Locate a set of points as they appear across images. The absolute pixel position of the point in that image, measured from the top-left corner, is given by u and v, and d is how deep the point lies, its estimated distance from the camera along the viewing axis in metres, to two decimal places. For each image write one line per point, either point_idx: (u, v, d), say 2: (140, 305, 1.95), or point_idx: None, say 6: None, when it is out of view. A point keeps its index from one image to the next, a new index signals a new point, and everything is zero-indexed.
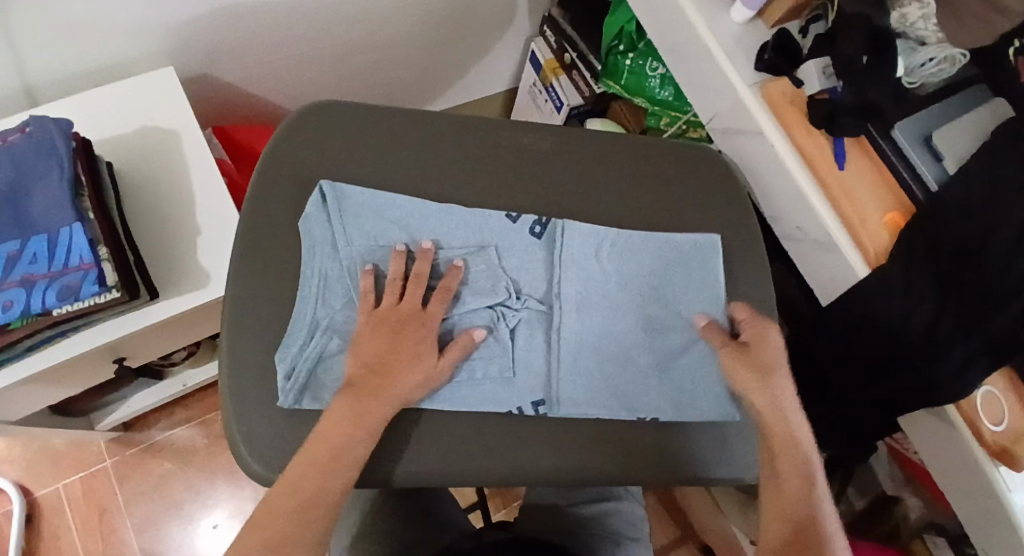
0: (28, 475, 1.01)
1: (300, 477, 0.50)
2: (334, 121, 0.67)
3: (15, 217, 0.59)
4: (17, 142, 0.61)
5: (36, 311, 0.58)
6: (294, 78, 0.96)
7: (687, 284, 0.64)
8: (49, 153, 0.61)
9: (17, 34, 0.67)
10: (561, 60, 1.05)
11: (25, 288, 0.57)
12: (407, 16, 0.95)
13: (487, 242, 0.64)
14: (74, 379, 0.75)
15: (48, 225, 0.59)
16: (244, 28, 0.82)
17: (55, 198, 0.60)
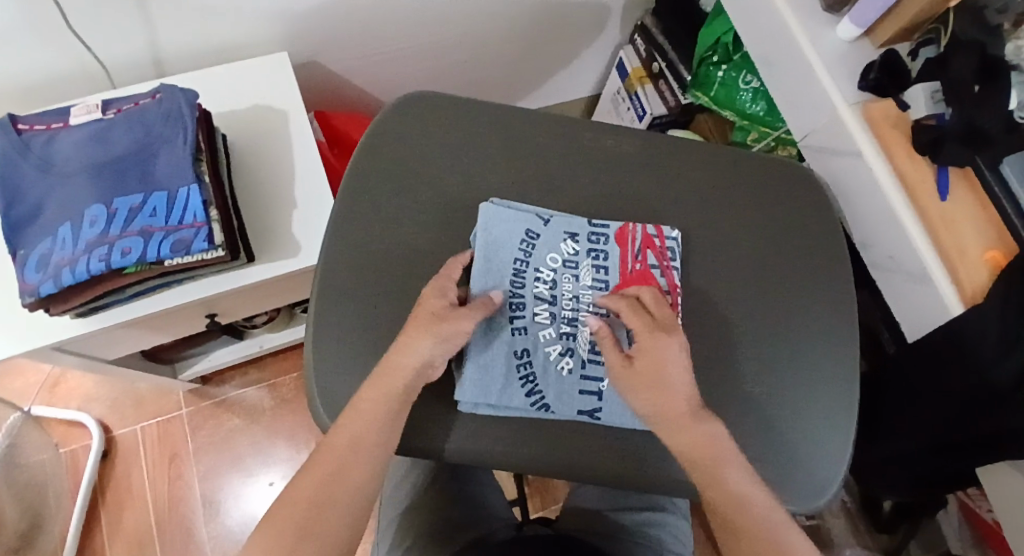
0: (112, 413, 1.08)
1: (324, 475, 0.51)
2: (434, 110, 0.70)
3: (140, 174, 0.64)
4: (149, 107, 0.66)
5: (146, 260, 0.62)
6: (390, 71, 1.00)
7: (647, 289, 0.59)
8: (175, 119, 0.66)
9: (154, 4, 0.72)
10: (649, 68, 1.06)
11: (140, 238, 0.62)
12: (505, 17, 0.97)
13: (567, 247, 0.64)
14: (168, 327, 0.80)
15: (166, 184, 0.64)
16: (350, 22, 0.86)
17: (177, 161, 0.64)
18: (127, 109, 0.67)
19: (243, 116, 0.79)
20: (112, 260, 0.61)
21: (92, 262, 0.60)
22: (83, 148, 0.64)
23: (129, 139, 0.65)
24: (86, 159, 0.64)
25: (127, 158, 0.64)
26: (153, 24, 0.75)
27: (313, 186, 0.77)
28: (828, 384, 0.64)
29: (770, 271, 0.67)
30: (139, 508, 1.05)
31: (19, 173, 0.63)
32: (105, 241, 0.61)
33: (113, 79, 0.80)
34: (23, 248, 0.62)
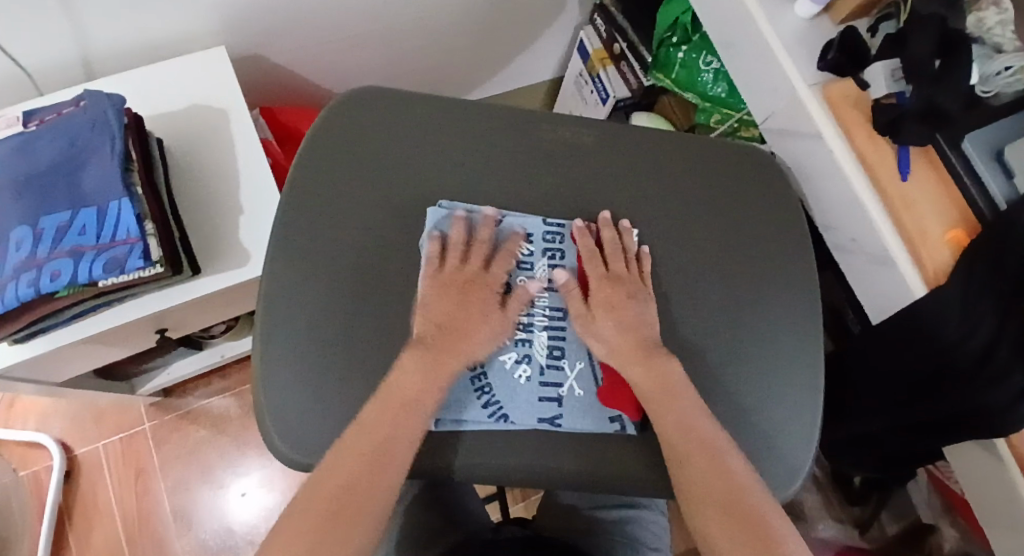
0: (73, 431, 1.04)
1: (339, 468, 0.51)
2: (378, 106, 0.66)
3: (66, 189, 0.60)
4: (72, 116, 0.63)
5: (80, 281, 0.59)
6: (339, 63, 0.96)
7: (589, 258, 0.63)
8: (100, 128, 0.62)
9: (74, 5, 0.68)
10: (610, 50, 1.03)
11: (72, 258, 0.58)
12: (455, 2, 0.94)
13: (521, 248, 0.63)
14: (116, 345, 0.77)
15: (94, 199, 0.60)
16: (290, 12, 0.82)
17: (105, 174, 0.61)
18: (51, 120, 0.63)
19: (183, 119, 0.75)
20: (42, 284, 0.57)
21: (23, 288, 0.57)
22: (3, 165, 0.60)
23: (52, 153, 0.61)
24: (7, 176, 0.60)
25: (52, 174, 0.60)
26: (76, 24, 0.70)
27: (260, 192, 0.73)
28: (794, 376, 0.63)
29: (734, 261, 0.66)
30: (108, 527, 1.02)
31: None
32: (32, 265, 0.58)
33: (40, 86, 0.76)
34: None
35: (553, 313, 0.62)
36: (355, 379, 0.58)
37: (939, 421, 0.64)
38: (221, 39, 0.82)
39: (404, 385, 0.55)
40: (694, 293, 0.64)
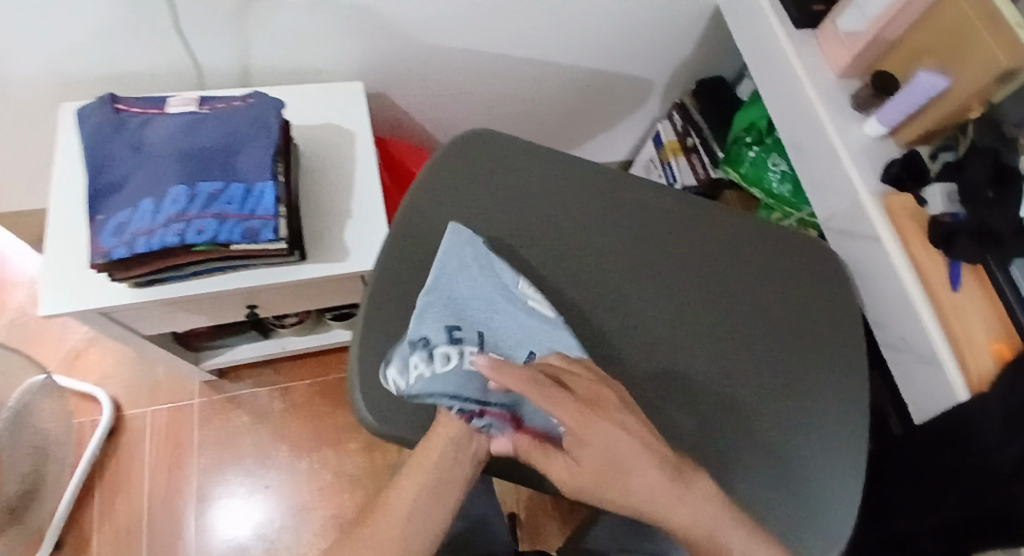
0: (128, 395, 1.11)
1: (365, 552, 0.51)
2: (487, 151, 0.77)
3: (222, 166, 0.69)
4: (239, 108, 0.73)
5: (217, 241, 0.66)
6: (449, 114, 1.08)
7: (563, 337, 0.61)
8: (261, 123, 0.72)
9: (252, 21, 0.80)
10: (682, 142, 1.13)
11: (215, 222, 0.66)
12: (556, 77, 1.06)
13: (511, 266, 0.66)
14: (209, 313, 0.85)
15: (244, 177, 0.69)
16: (420, 59, 0.95)
17: (258, 160, 0.70)
18: (220, 109, 0.73)
19: (316, 129, 0.86)
20: (187, 236, 0.65)
21: (169, 236, 0.65)
22: (172, 135, 0.69)
23: (217, 133, 0.70)
24: (174, 144, 0.68)
25: (214, 150, 0.69)
26: (250, 37, 0.83)
27: (370, 200, 0.82)
28: (838, 444, 0.66)
29: (789, 331, 0.71)
30: (136, 491, 1.07)
31: (109, 147, 0.68)
32: (180, 221, 0.65)
33: (203, 82, 0.88)
34: (104, 214, 0.66)
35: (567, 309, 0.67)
36: None
37: (968, 524, 0.67)
38: (357, 71, 0.94)
39: (400, 501, 0.53)
40: (748, 355, 0.69)
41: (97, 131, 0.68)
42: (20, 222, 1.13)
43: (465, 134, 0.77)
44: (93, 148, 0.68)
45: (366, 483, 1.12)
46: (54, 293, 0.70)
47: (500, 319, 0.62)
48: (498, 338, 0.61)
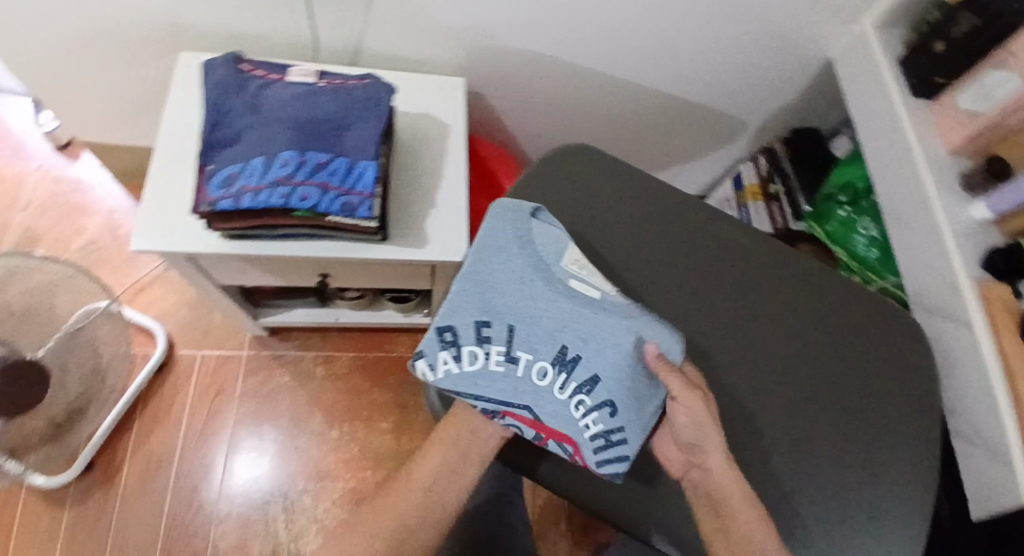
0: (183, 335, 1.16)
1: (389, 515, 0.63)
2: (580, 172, 0.79)
3: (332, 138, 0.70)
4: (355, 86, 0.74)
5: (317, 210, 0.68)
6: (540, 124, 1.09)
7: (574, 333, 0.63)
8: (375, 103, 0.73)
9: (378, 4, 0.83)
10: (765, 188, 1.08)
11: (319, 191, 0.68)
12: (651, 104, 1.06)
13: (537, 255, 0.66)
14: (284, 275, 0.87)
15: (350, 153, 0.70)
16: (525, 66, 0.96)
17: (367, 138, 0.71)
18: (337, 84, 0.74)
19: (416, 116, 0.88)
20: (291, 200, 0.66)
21: (274, 197, 0.66)
22: (290, 101, 0.70)
23: (332, 106, 0.71)
24: (290, 111, 0.70)
25: (326, 122, 0.70)
26: (371, 19, 0.86)
27: (453, 194, 0.83)
28: (896, 525, 0.65)
29: (859, 403, 0.70)
30: (172, 428, 1.10)
31: (228, 104, 0.69)
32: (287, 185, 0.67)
33: (317, 55, 0.91)
34: (214, 165, 0.68)
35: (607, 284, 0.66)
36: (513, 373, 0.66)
37: None
38: (463, 68, 0.96)
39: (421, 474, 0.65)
40: (817, 419, 0.68)
41: (220, 88, 0.70)
42: (112, 154, 1.18)
43: (557, 150, 0.80)
44: (213, 103, 0.70)
45: (391, 465, 1.13)
46: (150, 231, 0.72)
47: (529, 310, 0.64)
48: (527, 329, 0.64)
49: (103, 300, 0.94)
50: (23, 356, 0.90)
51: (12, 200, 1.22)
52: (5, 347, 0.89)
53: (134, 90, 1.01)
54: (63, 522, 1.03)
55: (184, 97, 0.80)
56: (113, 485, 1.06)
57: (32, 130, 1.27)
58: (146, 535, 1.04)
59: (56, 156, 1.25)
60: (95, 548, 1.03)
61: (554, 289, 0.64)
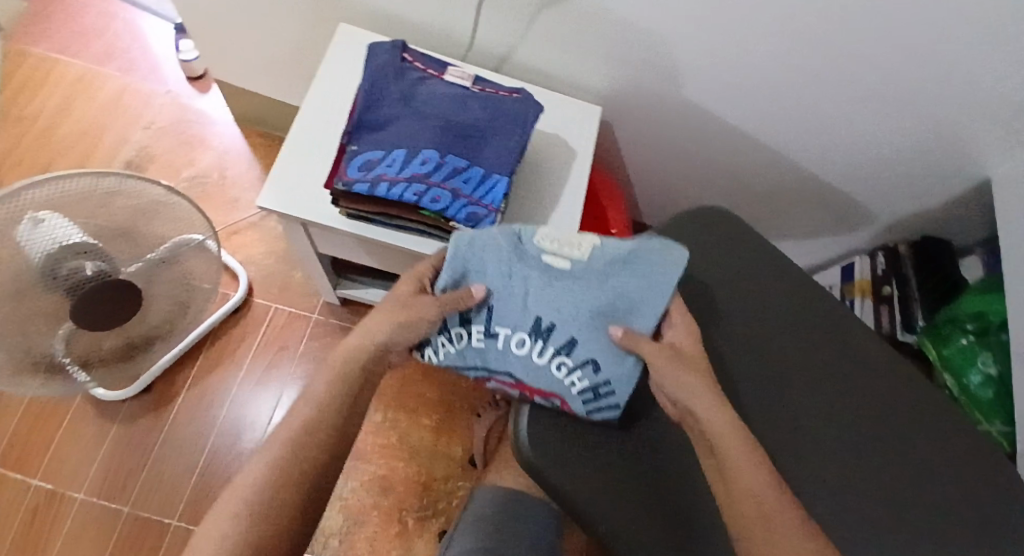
0: (261, 283, 1.19)
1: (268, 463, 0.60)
2: (713, 240, 0.78)
3: (473, 145, 0.70)
4: (507, 99, 0.74)
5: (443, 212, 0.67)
6: (659, 164, 1.08)
7: (561, 311, 0.64)
8: (522, 120, 0.72)
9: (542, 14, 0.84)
10: (877, 287, 1.02)
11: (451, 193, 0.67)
12: (777, 173, 1.02)
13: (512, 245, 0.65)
14: (382, 260, 0.87)
15: (487, 164, 0.69)
16: (663, 107, 0.95)
17: (506, 152, 0.70)
18: (490, 93, 0.74)
19: (546, 137, 0.87)
20: (423, 200, 0.66)
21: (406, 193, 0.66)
22: (442, 101, 0.71)
23: (480, 115, 0.71)
24: (441, 111, 0.70)
25: (471, 128, 0.70)
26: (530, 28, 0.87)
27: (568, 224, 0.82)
28: None
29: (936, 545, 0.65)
30: (230, 369, 1.13)
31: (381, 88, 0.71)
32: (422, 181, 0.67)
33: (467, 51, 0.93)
34: (356, 145, 0.69)
35: (584, 249, 0.65)
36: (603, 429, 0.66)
37: None
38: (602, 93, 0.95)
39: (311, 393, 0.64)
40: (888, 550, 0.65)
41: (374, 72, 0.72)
42: (241, 96, 1.22)
43: (700, 211, 0.80)
44: (370, 84, 0.72)
45: (423, 462, 1.13)
46: (275, 190, 0.73)
47: (503, 282, 0.64)
48: (507, 307, 0.64)
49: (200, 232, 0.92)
50: (120, 275, 0.84)
51: (139, 118, 1.28)
52: (110, 263, 0.82)
53: (283, 43, 1.04)
54: (110, 432, 1.07)
55: (336, 69, 0.82)
56: (165, 411, 1.10)
57: (173, 57, 1.33)
58: (181, 466, 1.07)
59: (187, 86, 1.32)
60: (134, 465, 1.06)
61: (520, 261, 0.64)
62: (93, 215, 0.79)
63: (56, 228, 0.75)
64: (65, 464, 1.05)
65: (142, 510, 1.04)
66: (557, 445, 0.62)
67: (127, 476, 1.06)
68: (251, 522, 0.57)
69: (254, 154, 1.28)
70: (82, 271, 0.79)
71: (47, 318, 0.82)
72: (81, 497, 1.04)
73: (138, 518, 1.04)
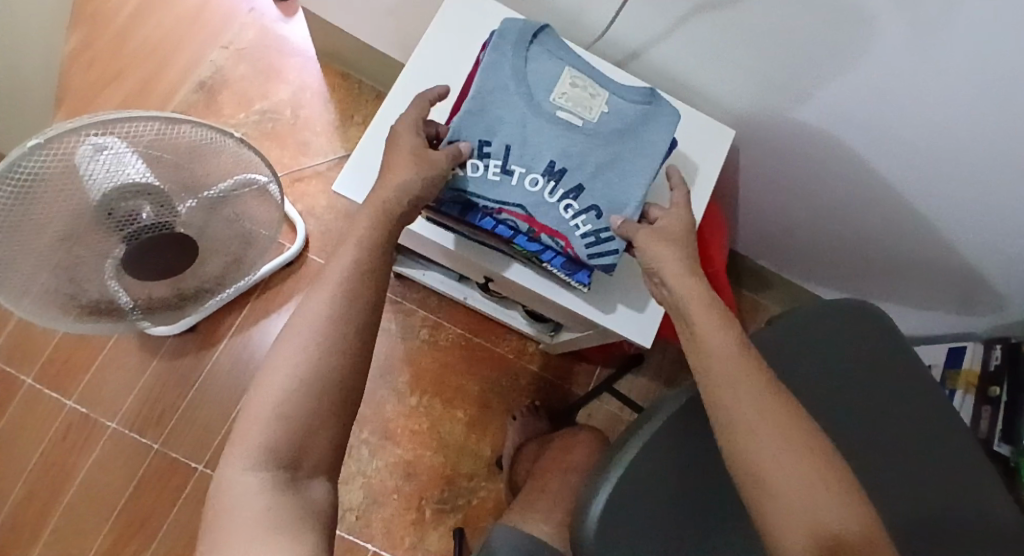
0: (319, 238, 1.14)
1: (283, 394, 0.51)
2: (837, 327, 0.71)
3: (594, 170, 0.66)
4: (637, 117, 0.69)
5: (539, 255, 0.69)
6: (768, 195, 0.98)
7: (577, 167, 0.66)
8: (649, 151, 0.68)
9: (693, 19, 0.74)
10: (986, 385, 0.95)
11: (521, 210, 0.65)
12: (899, 237, 0.92)
13: (543, 100, 0.67)
14: (454, 259, 0.82)
15: (604, 198, 0.66)
16: (797, 140, 0.85)
17: (623, 187, 0.67)
18: (619, 107, 0.69)
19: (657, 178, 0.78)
20: (515, 236, 0.68)
21: (487, 222, 0.68)
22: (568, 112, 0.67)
23: (607, 138, 0.67)
24: (563, 127, 0.67)
25: (595, 152, 0.67)
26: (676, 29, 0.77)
27: None
28: None
29: None
30: (277, 321, 1.10)
31: (497, 80, 0.67)
32: (492, 211, 0.67)
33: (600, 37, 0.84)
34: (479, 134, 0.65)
35: (595, 112, 0.68)
36: (661, 523, 0.62)
37: None
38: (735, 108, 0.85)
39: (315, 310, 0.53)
40: None
41: (499, 54, 0.67)
42: (330, 33, 1.14)
43: (838, 303, 0.73)
44: (492, 68, 0.67)
45: (450, 456, 1.10)
46: (361, 179, 0.74)
47: (525, 133, 0.66)
48: (517, 146, 0.66)
49: (262, 173, 0.79)
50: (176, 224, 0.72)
51: (219, 34, 1.20)
52: (167, 205, 0.70)
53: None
54: (151, 366, 1.07)
55: (452, 69, 0.79)
56: (208, 353, 1.08)
57: None
58: (215, 412, 1.06)
59: (272, 8, 1.23)
60: (171, 401, 1.06)
61: (542, 119, 0.66)
62: (158, 155, 0.65)
63: (117, 160, 0.62)
64: (102, 389, 1.05)
65: (170, 449, 1.04)
66: (618, 540, 0.58)
67: (162, 412, 1.06)
68: (320, 356, 0.52)
69: (331, 94, 1.21)
70: (139, 214, 0.67)
71: (99, 260, 0.72)
72: (114, 425, 1.04)
73: (166, 458, 1.04)
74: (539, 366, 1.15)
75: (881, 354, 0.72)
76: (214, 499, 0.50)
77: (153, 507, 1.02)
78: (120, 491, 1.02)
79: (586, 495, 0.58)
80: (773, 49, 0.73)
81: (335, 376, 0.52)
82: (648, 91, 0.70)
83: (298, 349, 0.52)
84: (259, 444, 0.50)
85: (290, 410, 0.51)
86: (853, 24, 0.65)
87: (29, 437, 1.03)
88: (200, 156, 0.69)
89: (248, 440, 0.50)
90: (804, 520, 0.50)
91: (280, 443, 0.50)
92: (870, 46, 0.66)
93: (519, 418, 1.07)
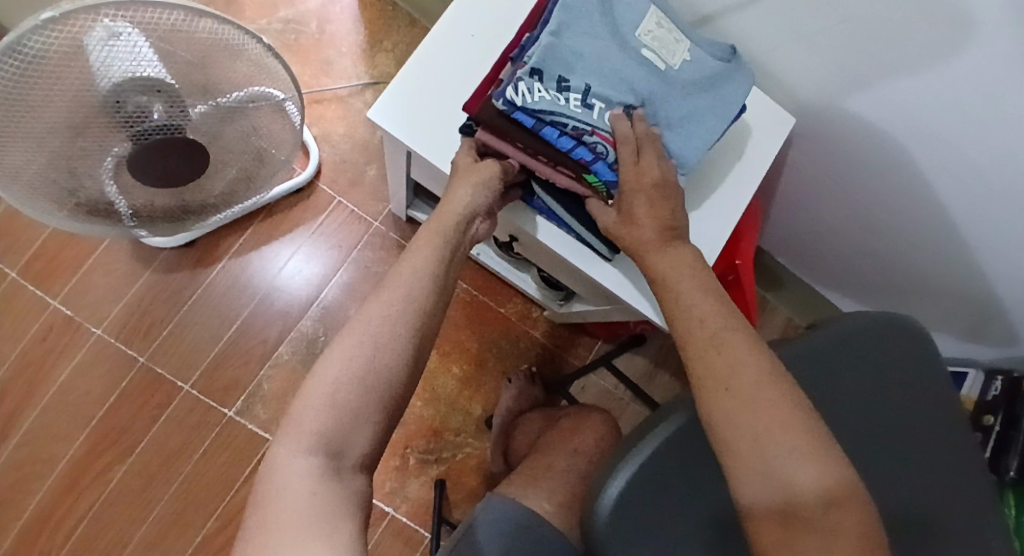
0: (333, 166, 1.08)
1: (338, 385, 0.48)
2: (885, 343, 0.68)
3: (668, 113, 0.64)
4: (717, 66, 0.67)
5: (612, 190, 0.63)
6: (808, 191, 0.95)
7: (653, 107, 0.64)
8: (725, 102, 0.66)
9: None
10: (980, 413, 0.96)
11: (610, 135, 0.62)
12: (937, 255, 0.89)
13: (625, 35, 0.64)
14: None
15: (676, 140, 0.64)
16: (858, 138, 0.81)
17: (697, 134, 0.64)
18: (699, 54, 0.67)
19: (706, 162, 0.75)
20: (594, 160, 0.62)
21: (567, 142, 0.62)
22: (649, 49, 0.64)
23: (685, 80, 0.65)
24: (642, 65, 0.64)
25: (673, 93, 0.64)
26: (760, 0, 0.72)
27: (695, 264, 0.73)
28: None
29: None
30: (278, 249, 1.05)
31: (581, 6, 0.63)
32: (580, 132, 0.61)
33: None
34: (562, 54, 0.62)
35: (677, 58, 0.65)
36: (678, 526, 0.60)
37: None
38: (801, 95, 0.80)
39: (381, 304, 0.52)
40: None
41: None
42: None
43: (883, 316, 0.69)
44: None
45: (440, 410, 1.08)
46: (402, 116, 0.69)
47: (606, 68, 0.63)
48: (598, 80, 0.62)
49: (283, 91, 0.65)
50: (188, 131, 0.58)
51: None
52: (182, 111, 0.56)
53: None
54: (144, 275, 1.02)
55: (510, 13, 0.73)
56: (204, 271, 1.04)
57: None
58: (205, 333, 1.02)
59: None
60: (161, 317, 1.02)
61: (625, 55, 0.64)
62: (173, 46, 0.54)
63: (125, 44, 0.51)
64: (91, 292, 1.01)
65: (156, 364, 1.01)
66: (630, 533, 0.56)
67: (150, 325, 1.02)
68: (378, 355, 0.50)
69: (363, 14, 1.13)
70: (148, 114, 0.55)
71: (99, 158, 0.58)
72: (99, 332, 1.00)
73: (150, 372, 1.00)
74: (540, 332, 1.13)
75: (922, 381, 0.69)
76: (262, 484, 0.46)
77: (132, 420, 0.99)
78: (99, 399, 0.99)
79: (602, 478, 0.57)
80: (858, 38, 0.68)
81: (389, 384, 0.50)
82: (727, 49, 0.68)
83: (360, 345, 0.49)
84: (314, 431, 0.46)
85: (342, 404, 0.48)
86: (952, 25, 0.60)
87: (9, 331, 0.99)
88: (223, 59, 0.57)
89: (300, 429, 0.47)
90: (760, 473, 0.47)
91: (332, 437, 0.47)
92: (958, 57, 0.62)
93: (514, 382, 1.05)
